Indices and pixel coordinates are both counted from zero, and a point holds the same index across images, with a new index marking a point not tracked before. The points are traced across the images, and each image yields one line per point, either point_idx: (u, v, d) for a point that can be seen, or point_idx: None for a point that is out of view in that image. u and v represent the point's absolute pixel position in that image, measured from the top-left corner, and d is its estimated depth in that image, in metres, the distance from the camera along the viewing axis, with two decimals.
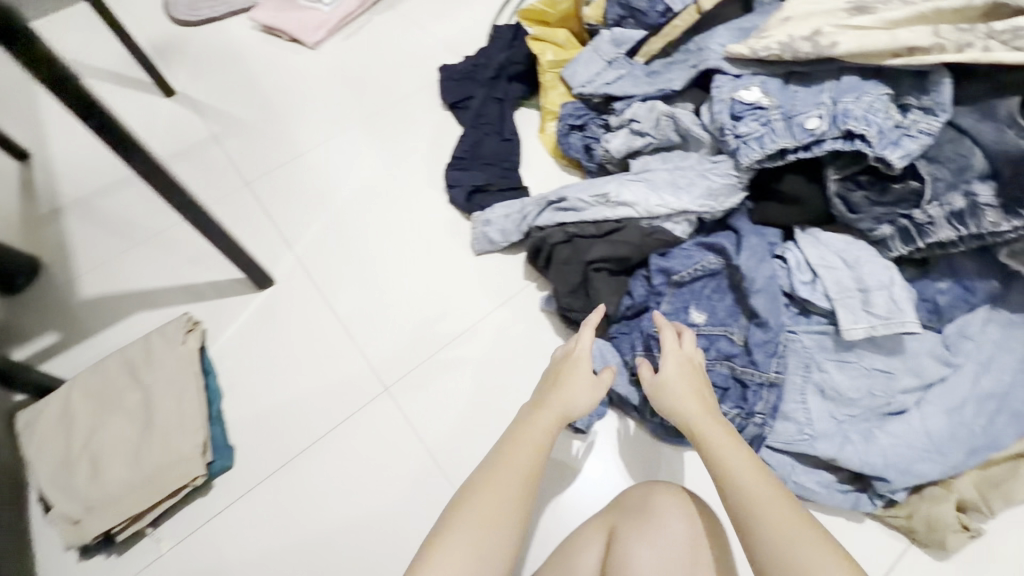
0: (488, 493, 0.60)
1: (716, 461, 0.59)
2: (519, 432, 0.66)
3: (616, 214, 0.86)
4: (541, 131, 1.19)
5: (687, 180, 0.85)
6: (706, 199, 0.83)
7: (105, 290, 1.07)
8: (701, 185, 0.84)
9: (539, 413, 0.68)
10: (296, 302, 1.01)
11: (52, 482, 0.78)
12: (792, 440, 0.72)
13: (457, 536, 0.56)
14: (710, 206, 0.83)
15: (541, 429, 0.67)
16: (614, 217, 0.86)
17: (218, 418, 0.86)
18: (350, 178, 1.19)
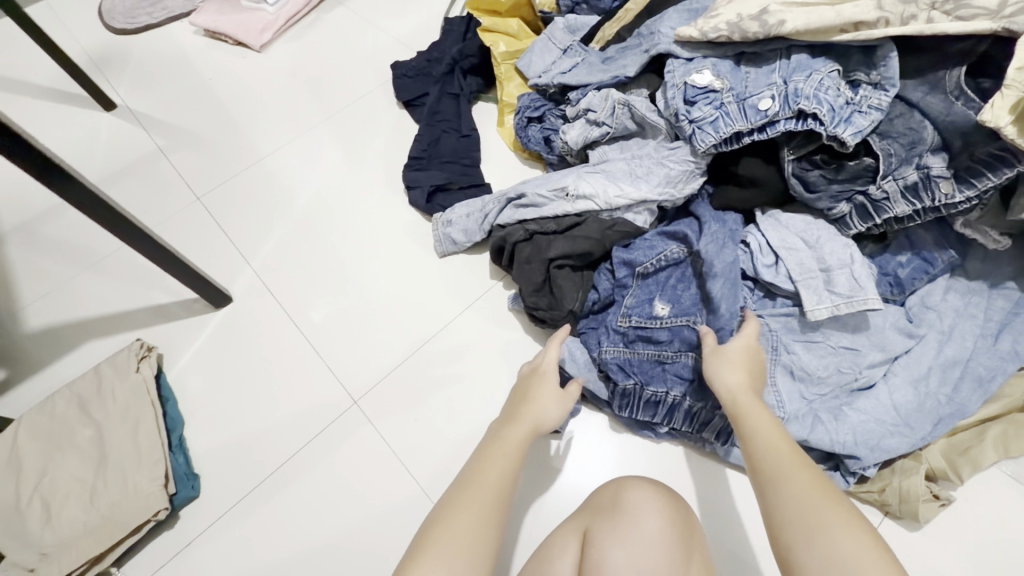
0: (476, 492, 0.59)
1: (750, 438, 0.58)
2: (495, 444, 0.66)
3: (576, 207, 0.84)
4: (500, 125, 1.17)
5: (646, 169, 0.83)
6: (665, 187, 0.82)
7: (52, 320, 1.02)
8: (660, 172, 0.82)
9: (514, 425, 0.69)
10: (258, 319, 0.98)
11: (4, 529, 0.74)
12: None
13: (441, 539, 0.54)
14: (670, 193, 0.82)
15: (516, 435, 0.68)
16: (574, 211, 0.85)
17: (179, 446, 0.83)
18: (306, 186, 1.15)
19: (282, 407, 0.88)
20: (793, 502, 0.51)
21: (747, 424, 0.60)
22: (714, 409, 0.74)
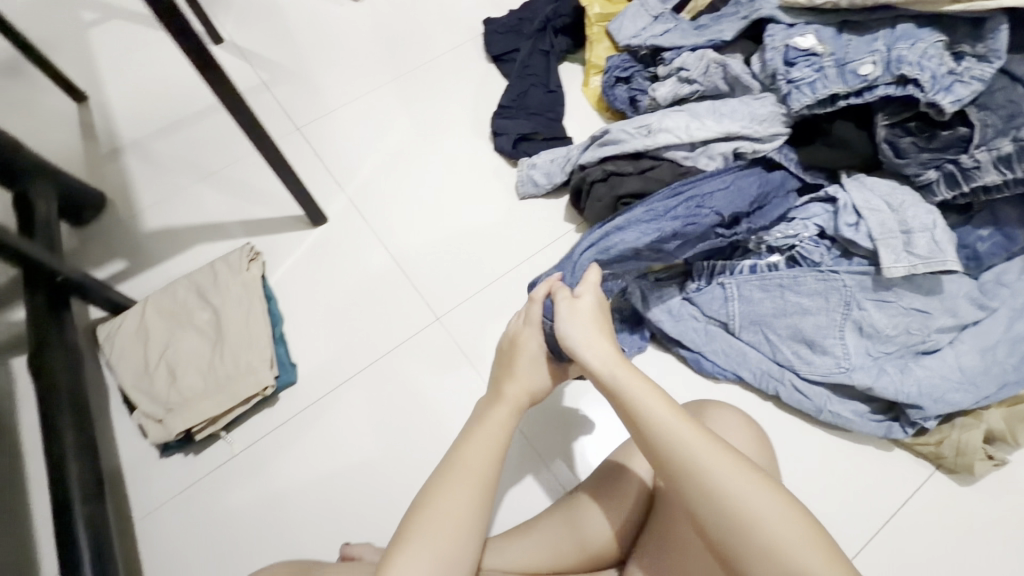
0: (447, 488, 0.58)
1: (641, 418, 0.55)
2: (474, 431, 0.64)
3: (657, 141, 0.88)
4: (585, 85, 1.22)
5: (731, 109, 0.88)
6: (750, 123, 0.86)
7: (167, 223, 1.13)
8: (745, 111, 0.87)
9: (499, 408, 0.67)
10: (350, 240, 1.06)
11: (136, 386, 0.84)
12: (830, 371, 0.77)
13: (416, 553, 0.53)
14: (754, 129, 0.85)
15: (495, 421, 0.65)
16: (653, 147, 0.88)
17: (280, 338, 0.91)
18: (397, 126, 1.22)
19: (370, 317, 0.96)
20: (713, 493, 0.48)
21: (633, 404, 0.55)
22: (776, 347, 0.80)
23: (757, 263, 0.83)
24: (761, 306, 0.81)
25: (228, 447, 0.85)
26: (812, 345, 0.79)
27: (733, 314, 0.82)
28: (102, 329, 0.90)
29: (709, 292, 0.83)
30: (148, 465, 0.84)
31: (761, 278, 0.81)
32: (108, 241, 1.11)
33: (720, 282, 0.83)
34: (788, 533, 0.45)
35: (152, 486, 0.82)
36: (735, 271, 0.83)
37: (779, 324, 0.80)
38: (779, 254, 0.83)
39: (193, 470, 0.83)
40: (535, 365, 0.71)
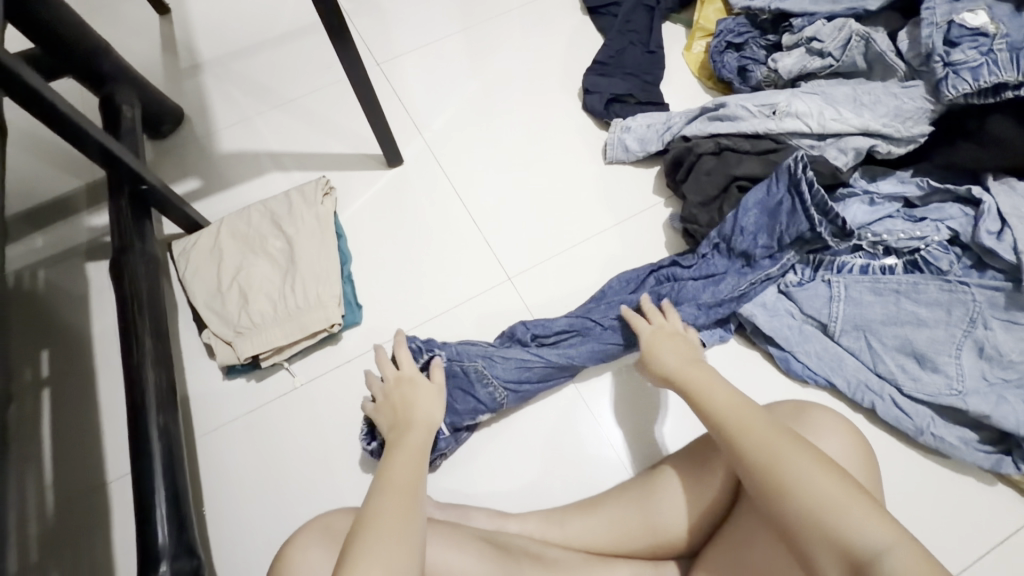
0: (381, 508, 0.50)
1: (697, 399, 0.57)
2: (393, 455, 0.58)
3: (782, 126, 0.82)
4: (687, 48, 1.12)
5: (875, 99, 0.80)
6: (891, 119, 0.79)
7: (242, 147, 1.11)
8: (889, 104, 0.79)
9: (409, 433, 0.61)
10: (425, 186, 1.02)
11: (208, 305, 0.84)
12: (938, 392, 0.71)
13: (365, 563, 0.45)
14: (895, 126, 0.78)
15: (416, 439, 0.61)
16: (777, 129, 0.83)
17: (348, 278, 0.89)
18: (482, 72, 1.16)
19: (439, 268, 0.93)
20: (749, 446, 0.50)
21: (690, 385, 0.59)
22: (878, 357, 0.74)
23: (869, 263, 0.77)
24: (870, 311, 0.75)
25: (290, 378, 0.85)
26: (922, 361, 0.72)
27: (836, 316, 0.76)
28: (178, 244, 0.90)
29: (812, 288, 0.77)
30: (212, 384, 0.84)
31: (875, 281, 0.75)
32: (185, 158, 1.11)
33: (826, 279, 0.77)
34: (824, 492, 0.44)
35: (215, 406, 0.83)
36: (844, 270, 0.77)
37: (887, 332, 0.74)
38: (896, 257, 0.77)
39: (255, 396, 0.84)
40: (430, 399, 0.67)
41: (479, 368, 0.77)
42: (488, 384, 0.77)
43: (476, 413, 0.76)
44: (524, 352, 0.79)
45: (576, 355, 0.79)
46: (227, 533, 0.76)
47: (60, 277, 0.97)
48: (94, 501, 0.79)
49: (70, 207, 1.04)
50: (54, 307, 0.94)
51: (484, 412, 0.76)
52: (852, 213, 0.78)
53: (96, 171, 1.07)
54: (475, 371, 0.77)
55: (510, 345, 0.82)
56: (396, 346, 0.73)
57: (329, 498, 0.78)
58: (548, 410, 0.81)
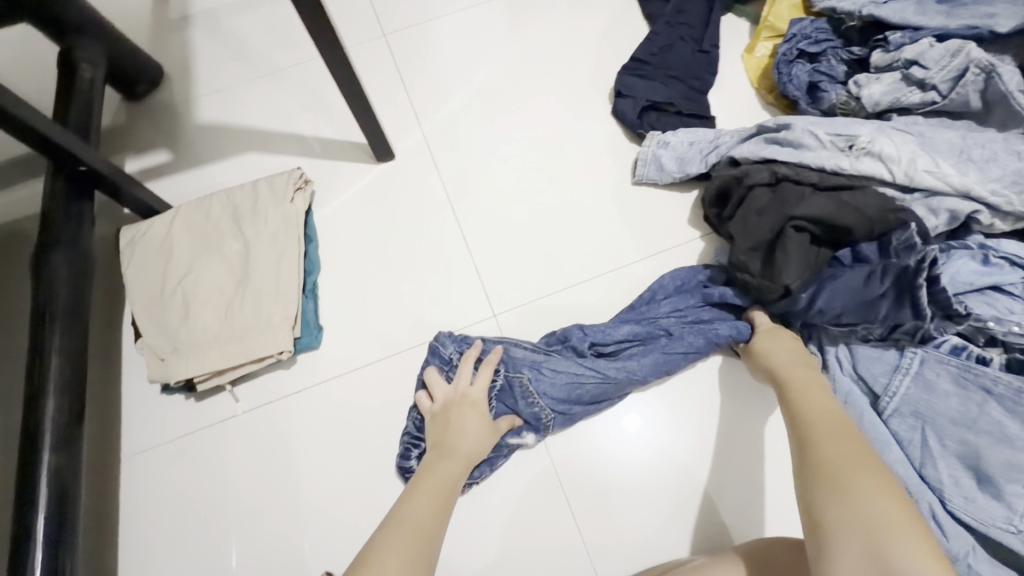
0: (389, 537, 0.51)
1: (801, 401, 0.59)
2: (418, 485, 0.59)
3: (861, 167, 0.68)
4: (748, 51, 0.93)
5: (988, 155, 0.66)
6: (1003, 184, 0.65)
7: (220, 119, 0.98)
8: (1007, 165, 0.65)
9: (432, 469, 0.61)
10: (416, 188, 0.88)
11: (146, 311, 0.74)
12: (991, 523, 0.58)
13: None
14: (1006, 198, 0.64)
15: (445, 467, 0.62)
16: (851, 168, 0.68)
17: (311, 292, 0.78)
18: (499, 57, 0.99)
19: (418, 292, 0.80)
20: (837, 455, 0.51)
21: (799, 391, 0.60)
22: (929, 457, 0.63)
23: (966, 345, 0.64)
24: (942, 401, 0.63)
25: (232, 403, 0.75)
26: (982, 480, 0.60)
27: (893, 392, 0.65)
28: (125, 234, 0.79)
29: (879, 350, 0.67)
30: (148, 398, 0.75)
31: (962, 369, 0.63)
32: (156, 125, 0.98)
33: (901, 347, 0.66)
34: (890, 518, 0.44)
35: (148, 424, 0.74)
36: (929, 343, 0.66)
37: (955, 433, 0.62)
38: (1001, 352, 0.64)
39: (192, 418, 0.74)
40: (470, 422, 0.66)
41: (525, 383, 0.70)
42: (536, 405, 0.70)
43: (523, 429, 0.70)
44: (578, 365, 0.70)
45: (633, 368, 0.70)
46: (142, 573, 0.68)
47: (11, 250, 0.89)
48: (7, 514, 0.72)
49: (31, 170, 0.94)
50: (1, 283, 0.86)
51: (530, 431, 0.70)
52: (956, 269, 0.65)
53: None
54: (521, 390, 0.70)
55: (560, 350, 0.73)
56: (461, 362, 0.70)
57: (258, 549, 0.69)
58: (519, 478, 0.71)
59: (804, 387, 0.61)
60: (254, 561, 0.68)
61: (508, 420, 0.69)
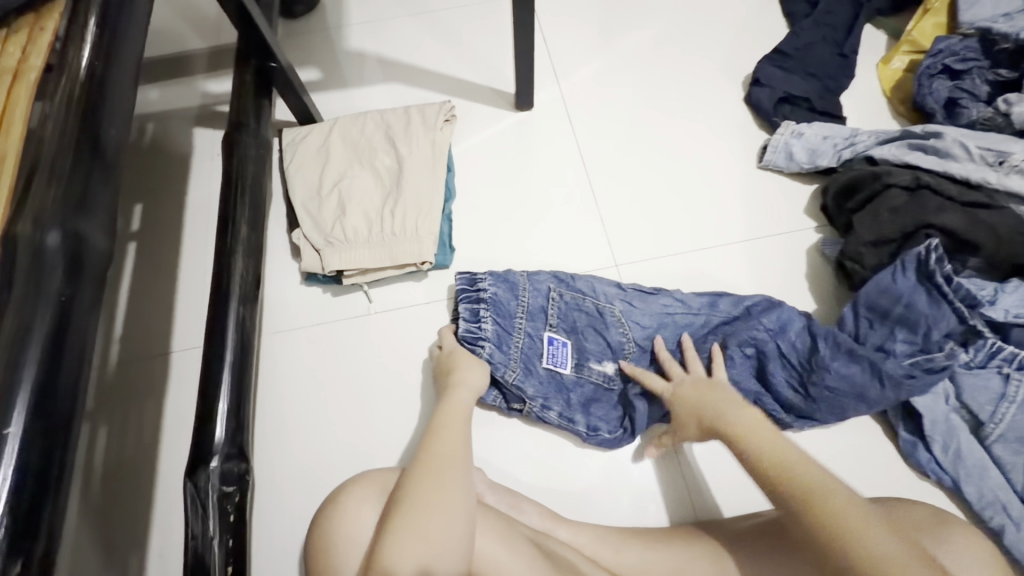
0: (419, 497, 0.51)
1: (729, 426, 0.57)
2: (429, 455, 0.55)
3: (1006, 182, 0.70)
4: (884, 61, 0.96)
5: None
6: None
7: (370, 47, 1.04)
8: None
9: (439, 430, 0.58)
10: (549, 140, 0.93)
11: (305, 206, 0.81)
12: None
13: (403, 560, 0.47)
14: None
15: (458, 426, 0.59)
16: (997, 183, 0.70)
17: (448, 216, 0.83)
18: (640, 32, 1.03)
19: (543, 235, 0.85)
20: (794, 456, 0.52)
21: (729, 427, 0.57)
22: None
23: None
24: None
25: (366, 303, 0.81)
26: None
27: (999, 419, 0.63)
28: (287, 134, 0.86)
29: (983, 376, 0.65)
30: (290, 286, 0.82)
31: None
32: (308, 44, 1.04)
33: (1005, 373, 0.64)
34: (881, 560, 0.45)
35: (288, 309, 0.81)
36: None
37: None
38: None
39: (327, 310, 0.81)
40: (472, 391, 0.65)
41: (617, 312, 0.75)
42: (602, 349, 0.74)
43: (537, 382, 0.71)
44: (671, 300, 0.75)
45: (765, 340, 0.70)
46: (269, 439, 0.73)
47: (168, 133, 0.95)
48: (152, 365, 0.77)
49: (191, 66, 1.01)
50: (158, 161, 0.93)
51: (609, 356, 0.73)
52: None
53: (224, 38, 1.04)
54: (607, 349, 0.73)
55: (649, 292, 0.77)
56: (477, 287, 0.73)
57: (375, 436, 0.74)
58: None
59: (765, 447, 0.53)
60: (370, 447, 0.73)
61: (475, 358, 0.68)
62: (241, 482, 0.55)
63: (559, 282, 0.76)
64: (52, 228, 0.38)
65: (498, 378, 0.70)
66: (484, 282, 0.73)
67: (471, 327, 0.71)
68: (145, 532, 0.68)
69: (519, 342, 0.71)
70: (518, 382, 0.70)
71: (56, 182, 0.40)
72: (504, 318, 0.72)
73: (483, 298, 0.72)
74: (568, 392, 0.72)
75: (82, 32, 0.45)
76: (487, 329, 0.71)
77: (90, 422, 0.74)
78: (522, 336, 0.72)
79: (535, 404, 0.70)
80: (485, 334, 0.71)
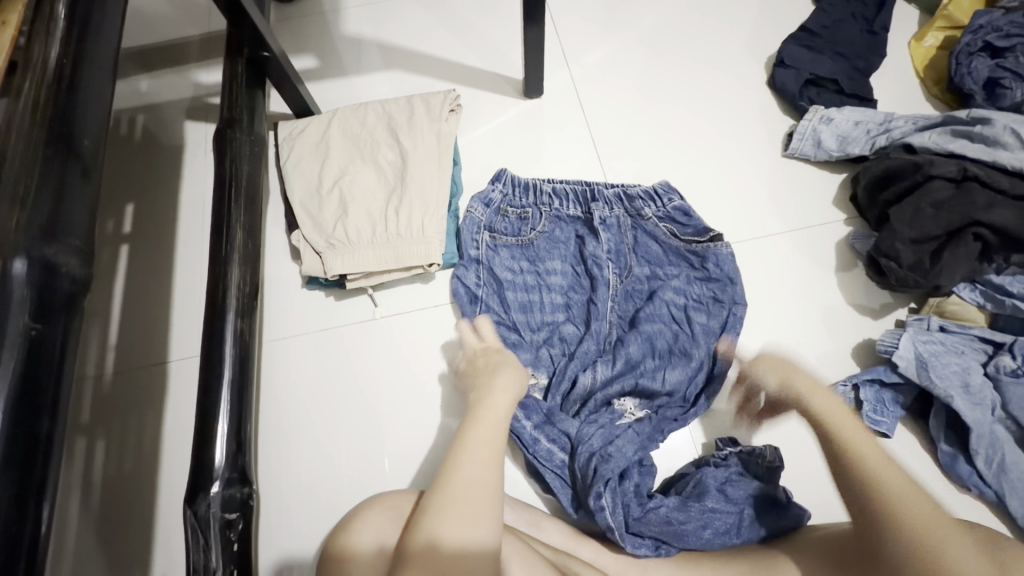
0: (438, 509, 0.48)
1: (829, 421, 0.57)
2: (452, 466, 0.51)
3: None
4: (916, 38, 0.90)
5: None
6: None
7: (369, 32, 0.98)
8: None
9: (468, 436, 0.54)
10: (561, 130, 0.88)
11: (304, 205, 0.76)
12: None
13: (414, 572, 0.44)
14: None
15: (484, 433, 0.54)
16: None
17: (455, 213, 0.78)
18: (655, 10, 0.97)
19: None
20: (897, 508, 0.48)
21: (862, 455, 0.53)
22: None
23: None
24: None
25: (371, 307, 0.77)
26: None
27: None
28: (284, 127, 0.81)
29: None
30: (292, 290, 0.78)
31: None
32: (304, 29, 0.98)
33: None
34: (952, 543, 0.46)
35: (289, 314, 0.77)
36: None
37: None
38: None
39: (331, 314, 0.77)
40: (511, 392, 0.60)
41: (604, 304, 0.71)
42: (602, 326, 0.70)
43: (505, 260, 0.74)
44: (631, 345, 0.68)
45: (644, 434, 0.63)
46: (275, 450, 0.70)
47: (158, 126, 0.90)
48: (150, 374, 0.74)
49: (182, 54, 0.96)
50: (148, 157, 0.88)
51: (552, 298, 0.73)
52: None
53: (214, 23, 0.98)
54: (648, 330, 0.69)
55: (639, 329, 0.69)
56: (522, 212, 0.77)
57: (385, 448, 0.70)
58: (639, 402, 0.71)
59: (846, 432, 0.56)
60: (377, 460, 0.70)
61: (480, 227, 0.76)
62: (244, 507, 0.52)
63: (610, 253, 0.73)
64: (18, 256, 0.34)
65: (484, 225, 0.76)
66: (632, 185, 0.78)
67: (515, 194, 0.78)
68: (148, 552, 0.66)
69: (540, 227, 0.76)
70: (493, 243, 0.75)
71: (19, 207, 0.36)
72: (545, 215, 0.77)
73: (593, 217, 0.75)
74: (542, 265, 0.74)
75: (49, 28, 0.41)
76: (544, 208, 0.77)
77: (86, 435, 0.70)
78: (549, 223, 0.77)
79: (488, 253, 0.75)
80: (525, 209, 0.77)
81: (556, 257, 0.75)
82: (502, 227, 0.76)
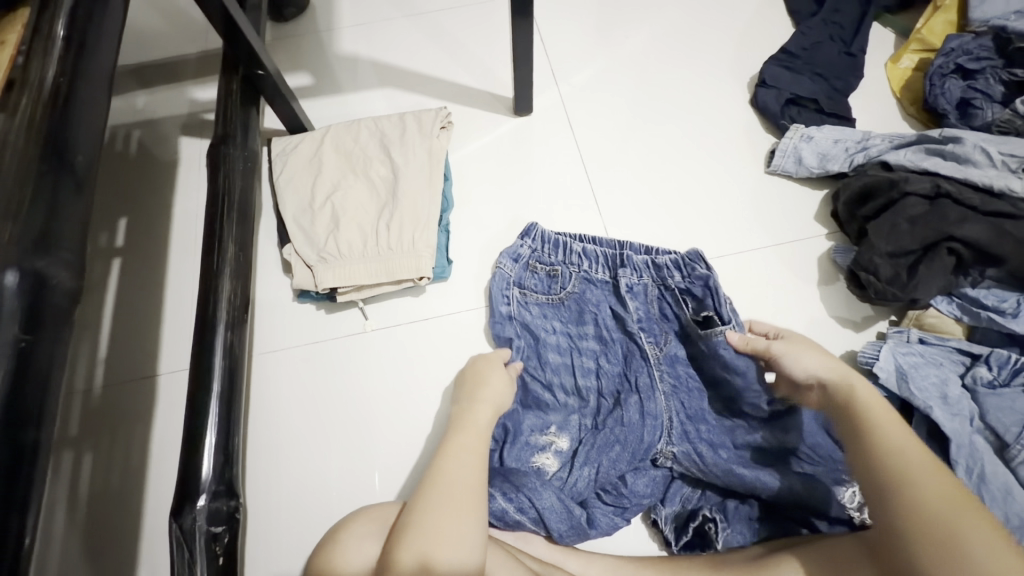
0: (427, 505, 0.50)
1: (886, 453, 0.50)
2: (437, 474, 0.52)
3: None
4: (892, 61, 0.93)
5: None
6: None
7: (363, 51, 1.00)
8: None
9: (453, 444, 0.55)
10: (549, 146, 0.90)
11: (296, 220, 0.77)
12: None
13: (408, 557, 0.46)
14: None
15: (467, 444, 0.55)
16: (1021, 191, 0.67)
17: (445, 228, 0.80)
18: (641, 32, 1.00)
19: None
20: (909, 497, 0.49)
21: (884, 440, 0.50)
22: None
23: None
24: None
25: (361, 320, 0.78)
26: None
27: None
28: (277, 144, 0.82)
29: (1009, 396, 0.61)
30: (283, 304, 0.79)
31: None
32: (300, 48, 1.01)
33: None
34: None
35: (279, 327, 0.77)
36: None
37: None
38: None
39: (321, 328, 0.77)
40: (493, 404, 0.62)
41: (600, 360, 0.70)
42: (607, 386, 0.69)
43: (537, 318, 0.73)
44: (634, 411, 0.66)
45: (646, 490, 0.63)
46: (264, 464, 0.70)
47: (153, 141, 0.92)
48: (138, 387, 0.74)
49: (179, 71, 0.97)
50: (143, 171, 0.89)
51: (556, 360, 0.70)
52: None
53: (211, 41, 1.00)
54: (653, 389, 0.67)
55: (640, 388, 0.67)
56: (554, 270, 0.75)
57: (375, 460, 0.70)
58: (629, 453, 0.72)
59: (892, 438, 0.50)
60: (367, 472, 0.70)
61: (512, 287, 0.74)
62: (230, 521, 0.52)
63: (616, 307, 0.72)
64: (10, 268, 0.35)
65: (514, 282, 0.74)
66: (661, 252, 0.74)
67: (547, 250, 0.76)
68: (132, 566, 0.65)
69: (569, 287, 0.74)
70: (523, 300, 0.74)
71: (11, 220, 0.36)
72: (575, 269, 0.75)
73: (621, 281, 0.73)
74: (569, 324, 0.73)
75: (46, 47, 0.42)
76: (577, 266, 0.75)
77: (72, 450, 0.70)
78: (579, 284, 0.74)
79: (516, 311, 0.73)
80: (555, 266, 0.75)
81: (570, 312, 0.73)
82: (530, 285, 0.74)
